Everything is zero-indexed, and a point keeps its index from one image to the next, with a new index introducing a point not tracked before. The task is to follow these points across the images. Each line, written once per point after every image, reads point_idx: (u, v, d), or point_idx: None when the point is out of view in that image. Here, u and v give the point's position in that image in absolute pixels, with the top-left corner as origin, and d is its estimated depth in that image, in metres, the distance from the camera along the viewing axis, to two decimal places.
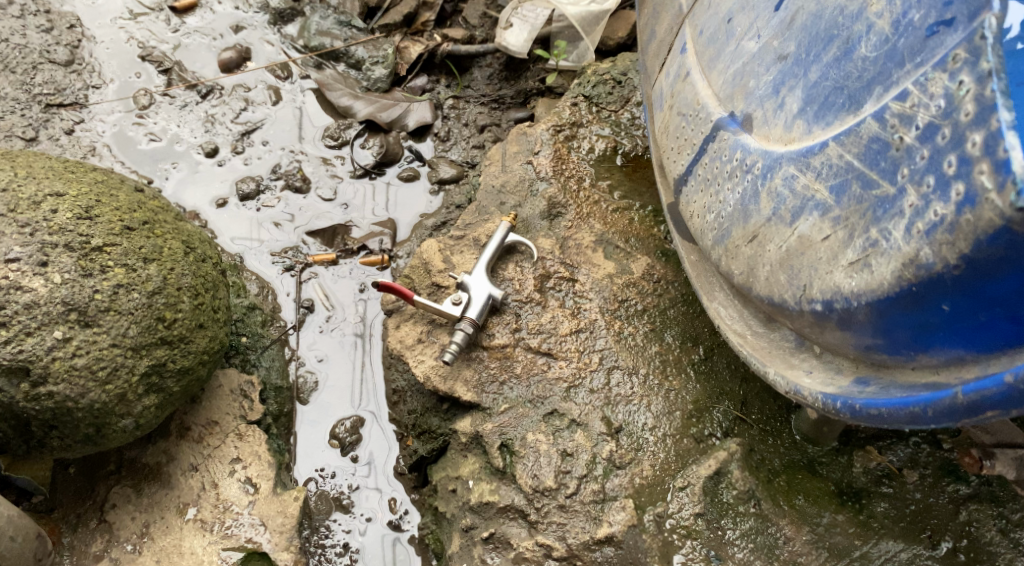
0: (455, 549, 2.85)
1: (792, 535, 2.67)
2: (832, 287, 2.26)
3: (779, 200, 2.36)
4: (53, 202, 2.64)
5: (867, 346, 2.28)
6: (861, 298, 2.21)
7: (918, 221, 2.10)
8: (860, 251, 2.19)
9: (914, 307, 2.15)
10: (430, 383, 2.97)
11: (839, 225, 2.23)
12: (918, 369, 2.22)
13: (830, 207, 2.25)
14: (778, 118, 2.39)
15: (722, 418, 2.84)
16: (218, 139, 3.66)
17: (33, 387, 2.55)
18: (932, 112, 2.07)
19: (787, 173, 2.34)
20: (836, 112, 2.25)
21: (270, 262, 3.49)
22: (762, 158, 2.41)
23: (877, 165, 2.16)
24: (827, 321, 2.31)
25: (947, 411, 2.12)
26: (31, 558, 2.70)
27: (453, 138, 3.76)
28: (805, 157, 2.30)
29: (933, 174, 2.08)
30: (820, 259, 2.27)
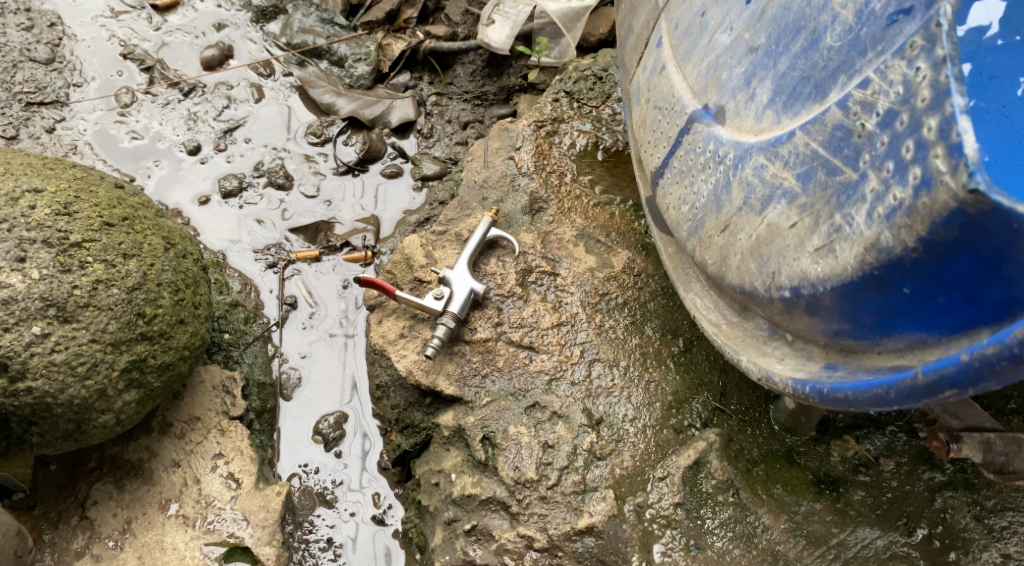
0: (437, 542, 2.85)
1: (770, 524, 2.70)
2: (799, 274, 2.28)
3: (749, 189, 2.38)
4: (32, 199, 2.65)
5: (835, 331, 2.30)
6: (826, 284, 2.24)
7: (879, 206, 2.13)
8: (825, 238, 2.22)
9: (877, 291, 2.18)
10: (413, 377, 2.98)
11: (805, 212, 2.26)
12: (883, 353, 2.24)
13: (797, 195, 2.27)
14: (749, 109, 2.42)
15: (701, 409, 2.86)
16: (200, 137, 3.67)
17: (11, 383, 2.55)
18: (892, 98, 2.09)
19: (757, 162, 2.36)
20: (803, 101, 2.28)
21: (253, 259, 3.50)
22: (733, 149, 2.44)
23: (841, 152, 2.19)
24: (796, 307, 2.33)
25: (909, 392, 2.15)
26: (12, 555, 2.71)
27: (436, 135, 3.78)
28: (773, 147, 2.33)
29: (892, 159, 2.10)
30: (788, 246, 2.30)
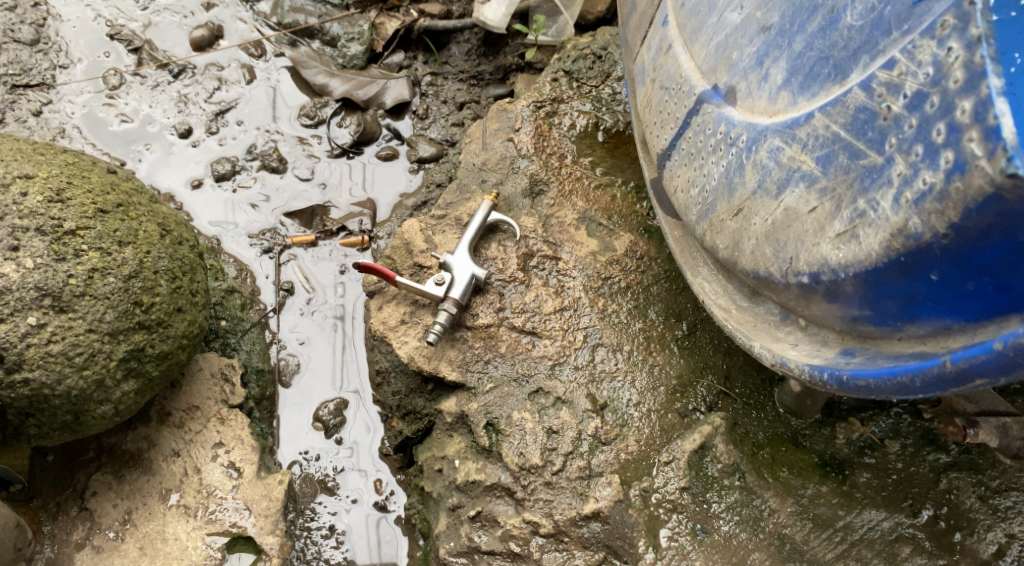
0: (441, 528, 2.83)
1: (776, 507, 2.68)
2: (819, 259, 2.26)
3: (764, 172, 2.35)
4: (23, 185, 2.61)
5: (854, 317, 2.28)
6: (848, 270, 2.21)
7: (906, 190, 2.10)
8: (847, 223, 2.19)
9: (903, 277, 2.16)
10: (415, 364, 2.96)
11: (826, 197, 2.23)
12: (905, 339, 2.23)
13: (817, 178, 2.24)
14: (762, 90, 2.38)
15: (706, 393, 2.84)
16: (191, 120, 3.63)
17: (8, 374, 2.52)
18: (920, 80, 2.06)
19: (773, 145, 2.33)
20: (822, 82, 2.25)
21: (248, 244, 3.46)
22: (746, 131, 2.40)
23: (864, 135, 2.16)
24: (814, 292, 2.31)
25: (936, 381, 2.14)
26: (11, 548, 2.68)
27: (432, 116, 3.73)
28: (790, 129, 2.29)
29: (921, 143, 2.08)
30: (807, 231, 2.27)
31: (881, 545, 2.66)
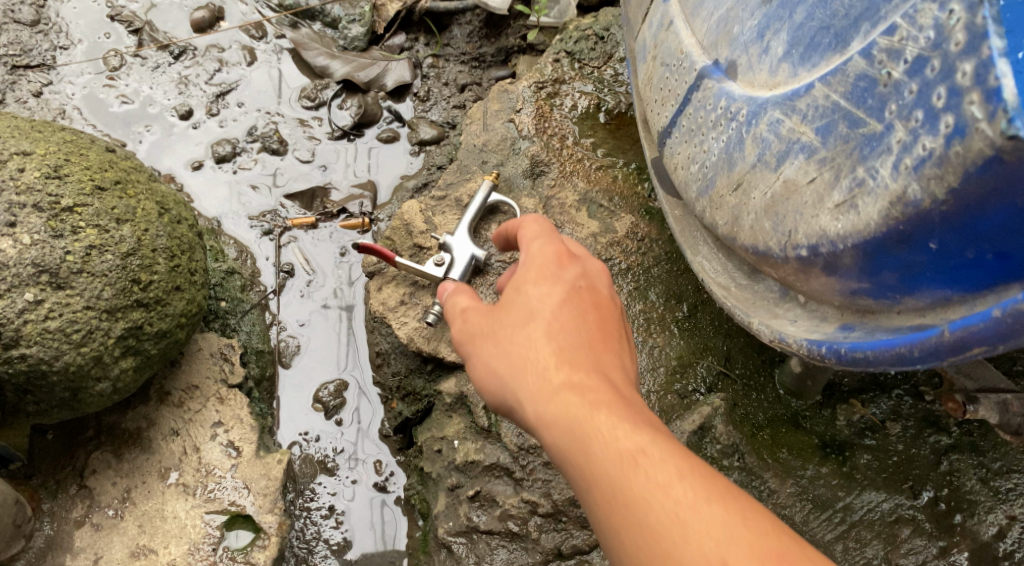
0: (440, 508, 2.90)
1: (776, 488, 2.69)
2: (818, 232, 2.24)
3: (764, 145, 2.34)
4: (21, 161, 2.62)
5: (852, 291, 2.27)
6: (847, 241, 2.20)
7: (906, 157, 2.10)
8: (846, 193, 2.18)
9: (902, 246, 2.14)
10: (414, 344, 3.04)
11: (825, 167, 2.22)
12: (903, 312, 2.21)
13: (816, 149, 2.23)
14: (763, 63, 2.37)
15: (706, 373, 2.85)
16: (192, 101, 3.62)
17: (4, 349, 2.53)
18: (921, 44, 2.07)
19: (773, 118, 2.32)
20: (822, 52, 2.24)
21: (248, 225, 3.46)
22: (747, 105, 2.39)
23: (865, 103, 2.16)
24: (812, 266, 2.29)
25: (933, 350, 2.12)
26: (10, 524, 2.68)
27: (433, 98, 3.72)
28: (790, 101, 2.28)
29: (921, 108, 2.08)
30: (806, 203, 2.26)
31: (880, 526, 2.66)
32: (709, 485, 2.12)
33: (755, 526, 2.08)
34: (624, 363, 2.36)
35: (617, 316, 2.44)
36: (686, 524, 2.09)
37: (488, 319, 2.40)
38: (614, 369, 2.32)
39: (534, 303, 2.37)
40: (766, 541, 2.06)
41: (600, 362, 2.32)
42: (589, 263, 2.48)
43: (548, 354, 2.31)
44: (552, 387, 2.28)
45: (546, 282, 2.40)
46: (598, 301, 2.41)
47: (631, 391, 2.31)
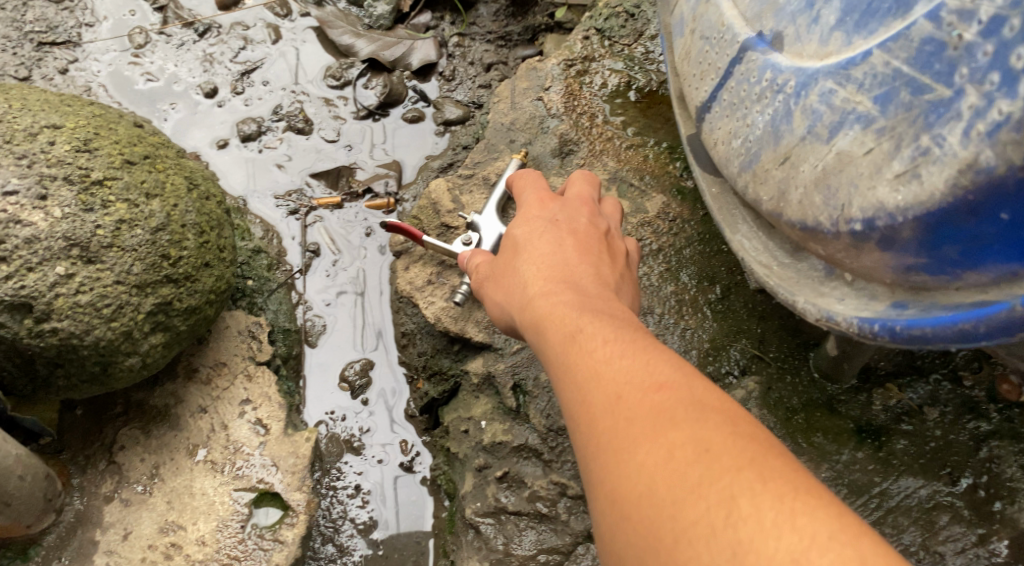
0: (467, 489, 2.86)
1: (810, 473, 2.66)
2: (875, 204, 2.19)
3: (814, 116, 2.28)
4: (51, 134, 2.62)
5: (908, 266, 2.20)
6: (907, 212, 2.14)
7: (978, 122, 2.04)
8: (908, 162, 2.13)
9: (969, 217, 2.08)
10: (441, 324, 3.00)
11: (885, 136, 2.16)
12: (962, 289, 2.15)
13: (874, 118, 2.18)
14: (812, 33, 2.31)
15: (739, 356, 2.81)
16: (217, 79, 3.60)
17: (36, 323, 2.52)
18: (998, 3, 2.02)
19: (824, 88, 2.26)
20: (881, 18, 2.18)
21: (274, 205, 3.43)
22: (795, 76, 2.32)
23: (931, 68, 2.10)
24: (867, 241, 2.23)
25: (1002, 326, 2.06)
26: (41, 499, 2.72)
27: (459, 78, 3.66)
28: (844, 70, 2.23)
29: (997, 71, 2.02)
30: (862, 174, 2.20)
31: (918, 513, 2.61)
32: (626, 344, 2.15)
33: (657, 371, 2.07)
34: (602, 271, 2.42)
35: (598, 236, 2.51)
36: (599, 375, 2.11)
37: (493, 264, 2.57)
38: (583, 271, 2.38)
39: (517, 237, 2.51)
40: (664, 383, 2.05)
41: (568, 271, 2.38)
42: (576, 199, 2.59)
43: (527, 270, 2.41)
44: (525, 295, 2.38)
45: (528, 221, 2.53)
46: (576, 229, 2.49)
47: (596, 286, 2.36)
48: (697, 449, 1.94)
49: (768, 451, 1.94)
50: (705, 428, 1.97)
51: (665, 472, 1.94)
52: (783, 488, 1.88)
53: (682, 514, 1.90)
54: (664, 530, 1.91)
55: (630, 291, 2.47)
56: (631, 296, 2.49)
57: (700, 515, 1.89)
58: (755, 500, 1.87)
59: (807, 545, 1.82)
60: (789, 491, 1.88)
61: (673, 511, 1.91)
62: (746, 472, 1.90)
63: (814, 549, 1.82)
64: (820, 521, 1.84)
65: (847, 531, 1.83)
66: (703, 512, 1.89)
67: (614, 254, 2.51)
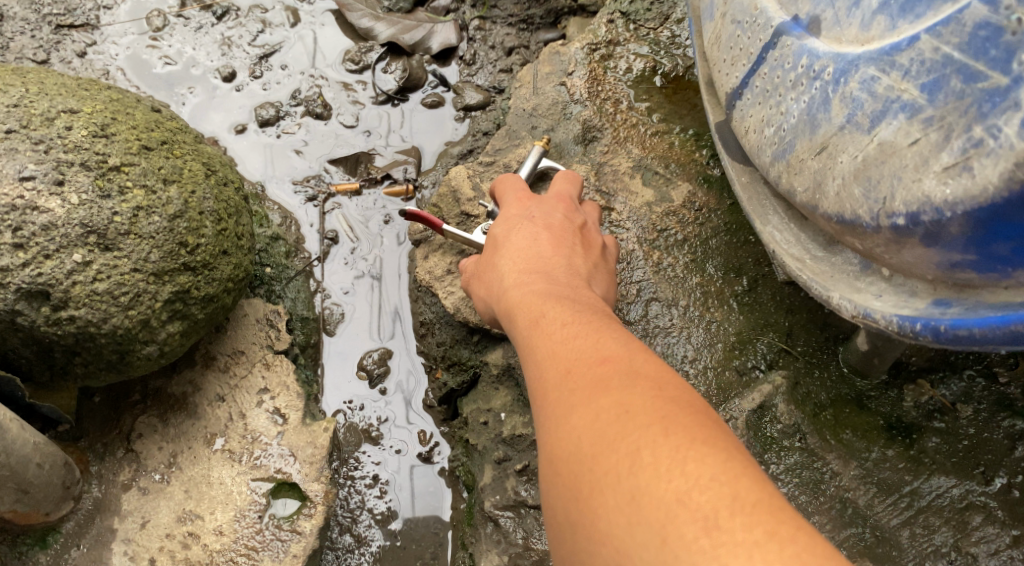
0: (486, 481, 2.82)
1: (839, 470, 2.60)
2: (920, 197, 2.11)
3: (855, 105, 2.20)
4: (68, 119, 2.57)
5: (953, 263, 2.13)
6: (957, 207, 2.06)
7: None
8: (958, 154, 2.05)
9: (1020, 215, 2.00)
10: (461, 315, 2.95)
11: (933, 127, 2.08)
12: (1011, 288, 2.08)
13: (921, 107, 2.10)
14: (853, 17, 2.23)
15: (766, 350, 2.74)
16: (235, 63, 3.55)
17: (54, 311, 2.49)
18: None
19: (866, 75, 2.18)
20: (929, 1, 2.10)
21: (292, 191, 3.39)
22: (834, 62, 2.25)
23: (985, 55, 2.02)
24: (910, 236, 2.16)
25: None
26: (60, 486, 2.70)
27: (479, 62, 3.58)
28: (889, 56, 2.15)
29: None
30: (906, 166, 2.12)
31: (950, 513, 2.53)
32: (581, 326, 2.20)
33: (603, 346, 2.12)
34: (574, 262, 2.47)
35: (573, 230, 2.57)
36: (551, 350, 2.18)
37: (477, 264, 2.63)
38: (554, 261, 2.45)
39: (497, 233, 2.58)
40: (608, 355, 2.09)
41: (539, 262, 2.45)
42: (553, 197, 2.66)
43: (504, 263, 2.50)
44: (502, 286, 2.46)
45: (508, 219, 2.60)
46: (550, 224, 2.56)
47: (565, 275, 2.42)
48: (620, 407, 1.98)
49: (687, 410, 1.97)
50: (633, 391, 2.00)
51: (588, 428, 1.99)
52: (682, 438, 1.92)
53: (597, 465, 1.95)
54: (582, 480, 1.96)
55: (605, 282, 2.52)
56: (608, 287, 2.54)
57: (613, 464, 1.93)
58: (657, 452, 1.91)
59: (693, 487, 1.86)
60: (687, 440, 1.91)
61: (591, 462, 1.96)
62: (659, 425, 1.94)
63: (698, 489, 1.86)
64: (709, 466, 1.88)
65: (731, 473, 1.87)
66: (615, 464, 1.93)
67: (589, 246, 2.57)
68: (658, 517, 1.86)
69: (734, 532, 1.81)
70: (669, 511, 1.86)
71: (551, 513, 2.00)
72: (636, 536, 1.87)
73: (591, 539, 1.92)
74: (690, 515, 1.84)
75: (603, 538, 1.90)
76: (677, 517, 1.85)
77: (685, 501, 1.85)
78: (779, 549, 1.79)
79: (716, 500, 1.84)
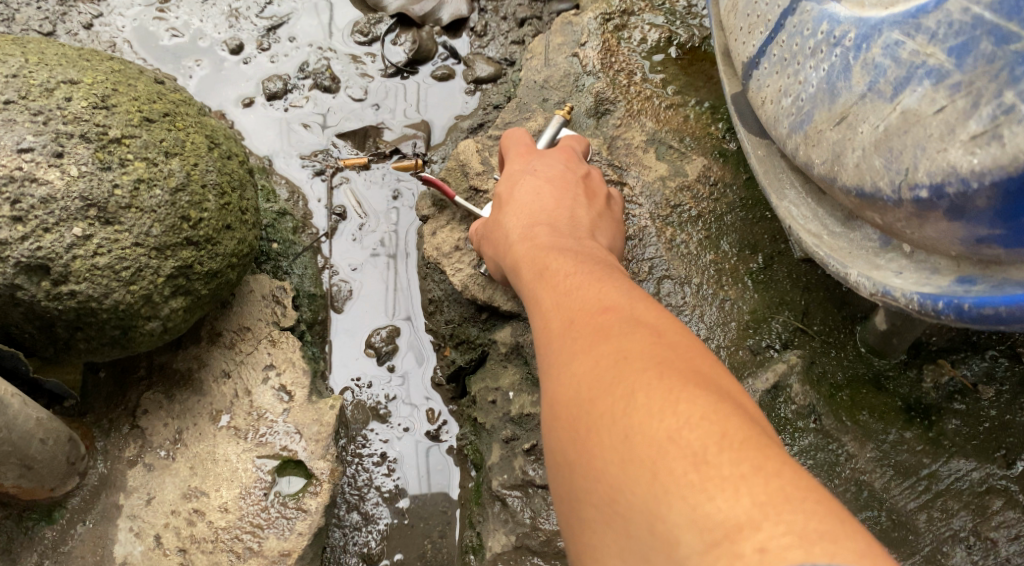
0: (494, 461, 2.76)
1: (855, 452, 2.53)
2: (945, 167, 2.03)
3: (877, 72, 2.12)
4: (67, 90, 2.51)
5: (979, 238, 2.06)
6: (984, 177, 1.99)
7: None
8: (988, 121, 1.97)
9: None
10: (469, 292, 2.89)
11: (960, 93, 2.00)
12: None
13: (948, 73, 2.02)
14: None
15: (781, 329, 2.67)
16: (243, 35, 3.48)
17: (54, 286, 2.44)
18: None
19: (890, 40, 2.10)
20: None
21: (299, 165, 3.33)
22: (855, 27, 2.17)
23: (1017, 16, 1.94)
24: (933, 209, 2.08)
25: None
26: (64, 462, 2.66)
27: (491, 34, 3.49)
28: (913, 19, 2.07)
29: None
30: (932, 135, 2.05)
31: (969, 497, 2.46)
32: (585, 278, 2.16)
33: (606, 296, 2.08)
34: (577, 213, 2.43)
35: (578, 183, 2.51)
36: (556, 303, 2.14)
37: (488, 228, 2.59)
38: (561, 215, 2.41)
39: (500, 191, 2.53)
40: (610, 305, 2.05)
41: (546, 217, 2.41)
42: (558, 150, 2.60)
43: (509, 221, 2.45)
44: (509, 243, 2.43)
45: (510, 175, 2.54)
46: (554, 176, 2.51)
47: (569, 228, 2.38)
48: (617, 353, 1.93)
49: (684, 356, 1.92)
50: (631, 336, 1.96)
51: (586, 372, 1.94)
52: (676, 380, 1.85)
53: (593, 407, 1.89)
54: (579, 423, 1.90)
55: (611, 231, 2.49)
56: (614, 238, 2.49)
57: (608, 405, 1.87)
58: (651, 392, 1.85)
59: (684, 425, 1.79)
60: (681, 382, 1.85)
61: (588, 405, 1.90)
62: (655, 367, 1.89)
63: (688, 427, 1.79)
64: (701, 405, 1.81)
65: (722, 412, 1.81)
66: (610, 405, 1.87)
67: (594, 197, 2.52)
68: (648, 455, 1.79)
69: (722, 467, 1.74)
70: (659, 449, 1.79)
71: (551, 458, 1.95)
72: (628, 474, 1.80)
73: (585, 479, 1.86)
74: (679, 452, 1.77)
75: (597, 479, 1.84)
76: (666, 454, 1.78)
77: (675, 437, 1.79)
78: (765, 482, 1.72)
79: (706, 436, 1.78)
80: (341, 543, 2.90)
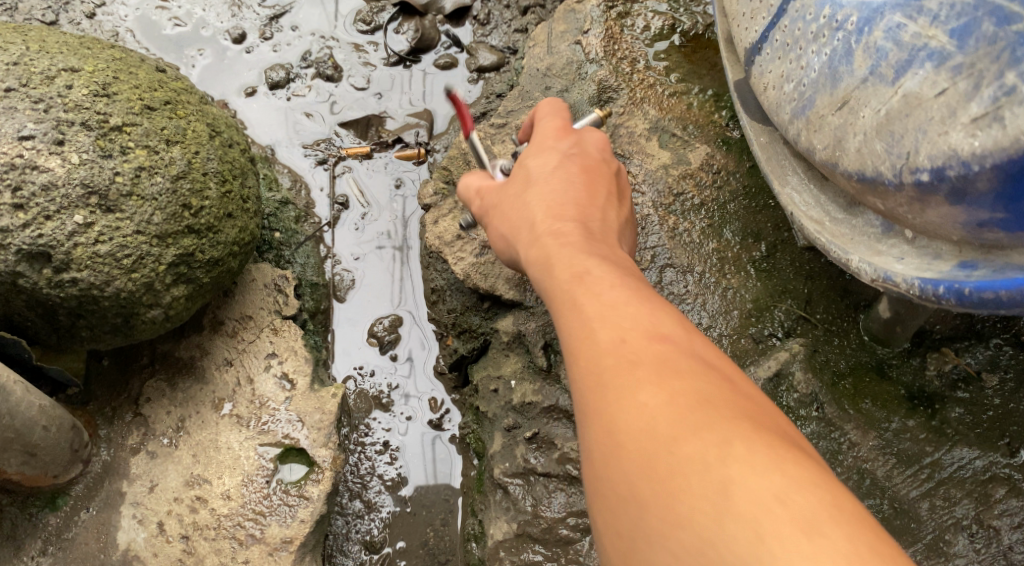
0: (496, 449, 2.76)
1: (857, 441, 2.52)
2: (946, 151, 2.02)
3: (878, 55, 2.11)
4: (68, 78, 2.51)
5: (980, 222, 2.04)
6: (985, 160, 1.98)
7: None
8: (989, 103, 1.96)
9: None
10: (471, 281, 2.88)
11: (961, 75, 2.00)
12: None
13: (949, 55, 2.01)
14: None
15: (784, 317, 2.67)
16: (246, 24, 3.48)
17: (56, 273, 2.44)
18: None
19: (892, 23, 2.09)
20: None
21: (302, 154, 3.32)
22: (857, 11, 2.15)
23: None
24: (934, 193, 2.07)
25: None
26: (67, 449, 2.66)
27: (494, 22, 3.46)
28: (915, 2, 2.05)
29: None
30: (933, 118, 2.04)
31: (973, 485, 2.45)
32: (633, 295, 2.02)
33: (658, 323, 1.96)
34: (610, 213, 2.31)
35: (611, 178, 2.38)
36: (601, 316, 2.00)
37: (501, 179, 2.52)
38: (594, 213, 2.27)
39: (528, 165, 2.36)
40: (665, 335, 1.94)
41: (581, 212, 2.26)
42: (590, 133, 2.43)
43: (535, 205, 2.28)
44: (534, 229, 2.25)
45: (543, 149, 2.38)
46: (588, 164, 2.36)
47: (601, 221, 2.26)
48: (676, 397, 1.84)
49: (744, 407, 1.84)
50: (680, 367, 1.88)
51: (642, 413, 1.85)
52: (740, 436, 1.78)
53: (648, 454, 1.81)
54: (632, 466, 1.82)
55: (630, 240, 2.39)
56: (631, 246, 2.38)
57: (665, 456, 1.80)
58: (713, 448, 1.78)
59: (746, 488, 1.73)
60: (744, 438, 1.78)
61: (642, 449, 1.82)
62: (709, 410, 1.82)
63: (752, 490, 1.73)
64: (764, 466, 1.75)
65: (785, 474, 1.74)
66: (663, 444, 1.81)
67: (621, 191, 2.41)
68: (706, 514, 1.73)
69: (782, 535, 1.69)
70: (719, 509, 1.73)
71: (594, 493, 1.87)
72: (682, 530, 1.75)
73: (634, 527, 1.80)
74: (739, 515, 1.72)
75: (646, 518, 1.78)
76: (725, 516, 1.72)
77: (734, 487, 1.73)
78: (833, 545, 1.67)
79: (769, 501, 1.72)
80: (344, 531, 2.91)
